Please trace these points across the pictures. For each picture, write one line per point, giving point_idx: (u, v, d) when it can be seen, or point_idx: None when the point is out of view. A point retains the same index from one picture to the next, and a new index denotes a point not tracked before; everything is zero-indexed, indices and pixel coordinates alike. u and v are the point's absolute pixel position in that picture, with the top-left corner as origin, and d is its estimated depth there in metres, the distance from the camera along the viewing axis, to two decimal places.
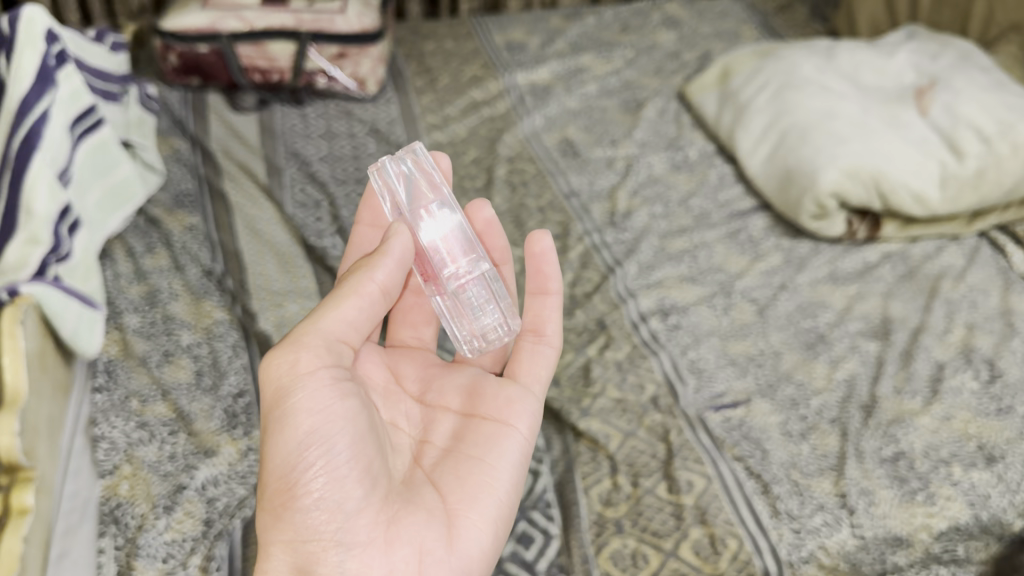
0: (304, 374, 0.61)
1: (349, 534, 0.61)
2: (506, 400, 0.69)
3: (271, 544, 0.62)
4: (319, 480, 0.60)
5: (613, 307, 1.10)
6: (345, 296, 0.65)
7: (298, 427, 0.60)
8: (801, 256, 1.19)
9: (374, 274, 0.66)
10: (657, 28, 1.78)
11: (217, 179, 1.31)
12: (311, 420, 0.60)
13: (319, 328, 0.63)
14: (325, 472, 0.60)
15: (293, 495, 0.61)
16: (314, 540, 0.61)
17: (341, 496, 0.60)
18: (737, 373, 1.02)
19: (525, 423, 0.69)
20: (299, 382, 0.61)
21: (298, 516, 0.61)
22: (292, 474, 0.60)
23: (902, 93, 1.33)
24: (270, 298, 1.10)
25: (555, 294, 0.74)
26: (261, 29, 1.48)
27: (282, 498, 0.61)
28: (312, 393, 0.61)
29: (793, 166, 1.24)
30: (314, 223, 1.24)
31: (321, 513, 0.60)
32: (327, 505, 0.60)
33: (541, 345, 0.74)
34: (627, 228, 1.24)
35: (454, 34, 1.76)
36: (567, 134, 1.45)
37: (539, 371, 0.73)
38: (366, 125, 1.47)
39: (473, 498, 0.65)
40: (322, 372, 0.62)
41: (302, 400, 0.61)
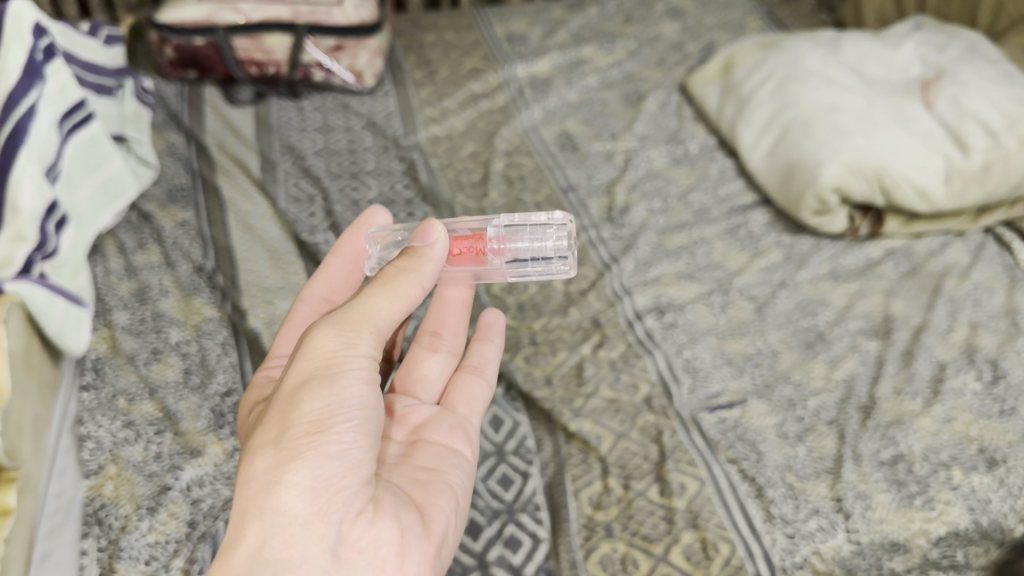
0: (354, 348, 0.61)
1: (354, 497, 0.58)
2: (449, 426, 0.73)
3: (273, 483, 0.56)
4: (344, 434, 0.58)
5: (608, 304, 1.08)
6: (395, 287, 0.64)
7: (345, 389, 0.59)
8: (802, 253, 1.17)
9: (423, 280, 0.65)
10: (660, 18, 1.75)
11: (211, 173, 1.30)
12: (350, 384, 0.59)
13: (374, 313, 0.62)
14: (351, 431, 0.58)
15: (322, 439, 0.57)
16: (322, 490, 0.57)
17: (360, 458, 0.58)
18: (733, 372, 1.00)
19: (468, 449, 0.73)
20: (351, 353, 0.60)
21: (317, 463, 0.57)
22: (328, 421, 0.58)
23: (908, 85, 1.30)
24: (261, 295, 1.09)
25: (497, 344, 0.83)
26: (258, 21, 1.46)
27: (307, 442, 0.57)
28: (361, 366, 0.61)
29: (795, 160, 1.21)
30: (307, 218, 1.23)
31: (340, 466, 0.57)
32: (347, 460, 0.58)
33: (479, 378, 0.80)
34: (625, 224, 1.22)
35: (454, 25, 1.74)
36: (566, 127, 1.43)
37: (473, 398, 0.78)
38: (363, 119, 1.46)
39: (441, 493, 0.66)
40: (367, 351, 0.61)
41: (348, 367, 0.60)
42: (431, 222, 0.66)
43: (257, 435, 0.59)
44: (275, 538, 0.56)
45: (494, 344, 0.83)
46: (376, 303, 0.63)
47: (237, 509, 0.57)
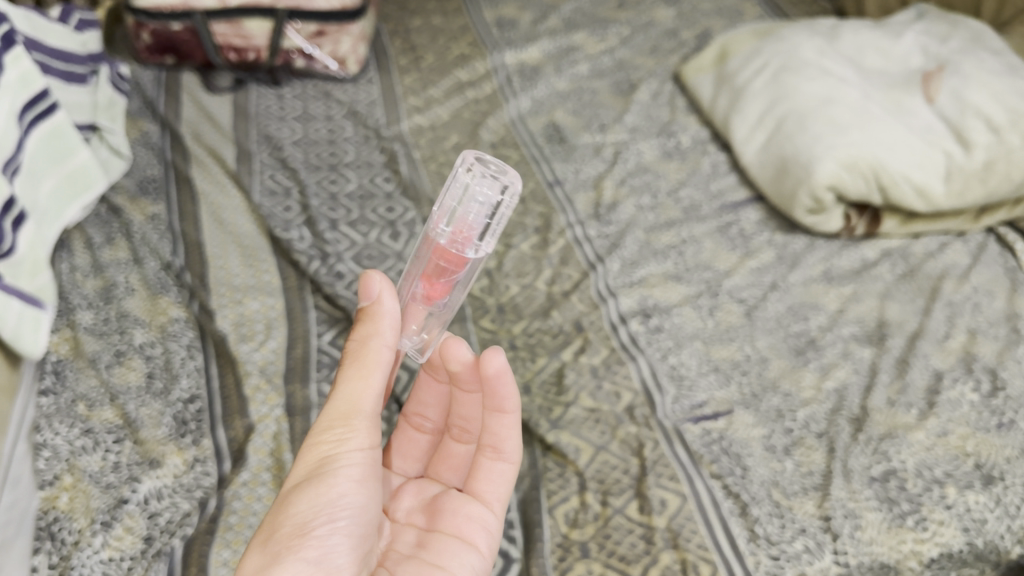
0: (346, 441, 0.60)
1: None
2: (467, 516, 0.68)
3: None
4: (327, 537, 0.57)
5: (591, 307, 1.04)
6: (372, 369, 0.60)
7: (332, 488, 0.58)
8: (795, 253, 1.12)
9: (390, 345, 0.61)
10: (655, 4, 1.69)
11: (185, 164, 1.25)
12: (337, 483, 0.59)
13: (360, 398, 0.60)
14: (334, 533, 0.57)
15: (302, 543, 0.56)
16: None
17: (341, 562, 0.57)
18: (720, 381, 0.95)
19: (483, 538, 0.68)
20: (344, 448, 0.59)
21: (298, 567, 0.55)
22: (311, 523, 0.57)
23: (908, 77, 1.25)
24: (231, 295, 1.05)
25: (511, 413, 0.67)
26: (236, 7, 1.40)
27: (290, 542, 0.56)
28: (352, 460, 0.59)
29: (789, 155, 1.16)
30: (282, 212, 1.18)
31: (317, 569, 0.56)
32: (326, 563, 0.57)
33: (498, 461, 0.70)
34: (611, 221, 1.17)
35: (442, 9, 1.68)
36: (554, 117, 1.38)
37: (498, 489, 0.70)
38: (345, 107, 1.41)
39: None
40: (360, 445, 0.60)
41: (338, 464, 0.59)
42: (366, 274, 0.60)
43: (257, 535, 0.59)
44: None
45: (510, 417, 0.68)
46: (358, 390, 0.60)
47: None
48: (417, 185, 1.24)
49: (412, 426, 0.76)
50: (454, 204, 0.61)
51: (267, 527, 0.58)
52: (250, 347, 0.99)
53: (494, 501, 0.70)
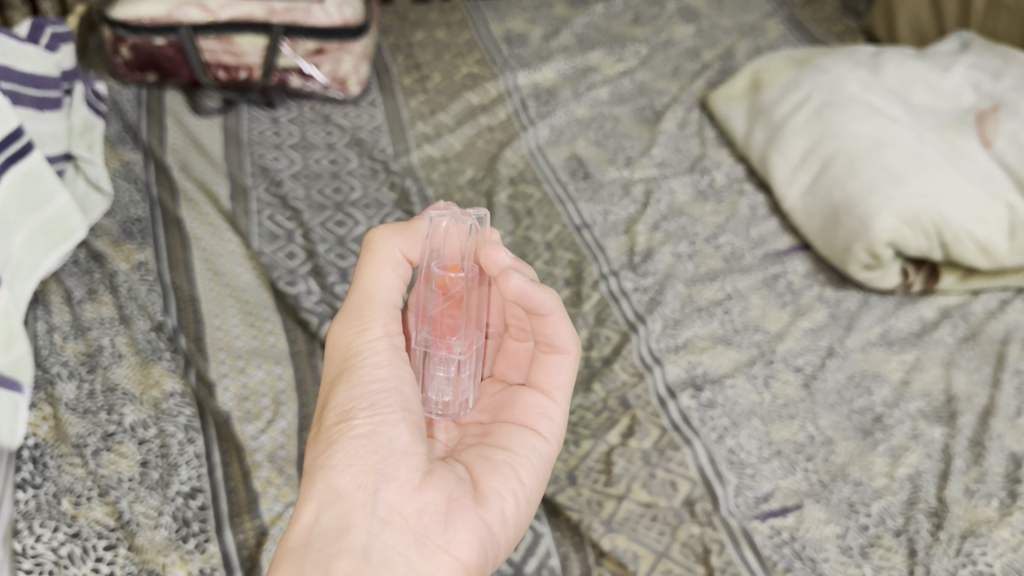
0: (370, 332, 0.61)
1: (395, 468, 0.55)
2: (526, 406, 0.65)
3: (319, 469, 0.56)
4: (372, 414, 0.57)
5: (636, 377, 0.94)
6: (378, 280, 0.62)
7: (365, 375, 0.59)
8: (849, 312, 1.04)
9: (398, 244, 0.63)
10: (672, 20, 1.60)
11: (173, 202, 1.13)
12: (369, 368, 0.59)
13: (378, 292, 0.62)
14: (379, 410, 0.57)
15: (348, 424, 0.57)
16: (359, 471, 0.55)
17: (393, 433, 0.57)
18: (784, 469, 0.86)
19: (545, 427, 0.65)
20: (368, 338, 0.60)
21: (351, 443, 0.56)
22: (354, 406, 0.57)
23: (960, 116, 1.16)
24: (232, 361, 0.94)
25: (571, 354, 0.64)
26: (226, 20, 1.29)
27: (336, 426, 0.57)
28: (379, 349, 0.60)
29: (839, 201, 1.08)
30: (285, 261, 1.06)
31: (369, 443, 0.56)
32: (376, 437, 0.56)
33: (557, 355, 0.65)
34: (648, 272, 1.08)
35: (446, 21, 1.57)
36: (576, 149, 1.28)
37: (554, 379, 0.65)
38: (347, 134, 1.29)
39: (501, 473, 0.60)
40: (381, 332, 0.61)
41: (365, 354, 0.60)
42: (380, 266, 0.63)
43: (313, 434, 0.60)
44: (326, 514, 0.55)
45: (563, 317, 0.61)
46: (371, 282, 0.62)
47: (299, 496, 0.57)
48: None
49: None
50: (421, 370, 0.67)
51: (314, 423, 0.59)
52: (257, 429, 0.88)
53: (555, 391, 0.66)
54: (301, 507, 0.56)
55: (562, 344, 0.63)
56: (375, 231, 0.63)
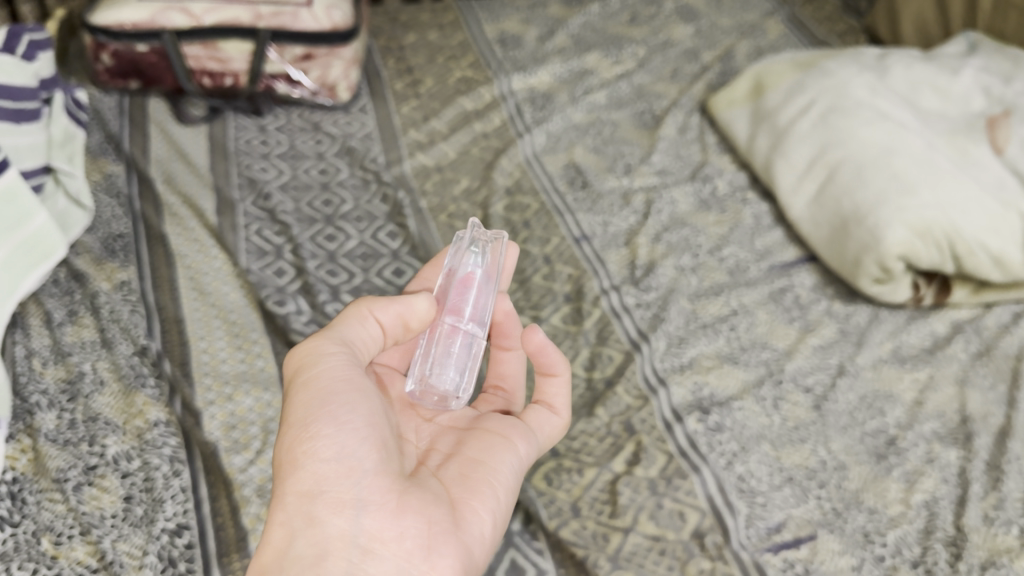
0: (328, 350, 0.61)
1: (368, 492, 0.56)
2: (510, 423, 0.68)
3: (287, 491, 0.57)
4: (337, 434, 0.57)
5: (640, 400, 0.90)
6: (361, 309, 0.64)
7: (328, 392, 0.59)
8: (859, 328, 1.01)
9: (375, 311, 0.64)
10: (670, 20, 1.56)
11: (156, 216, 1.09)
12: (328, 383, 0.59)
13: (347, 324, 0.63)
14: (343, 429, 0.57)
15: (313, 446, 0.56)
16: (332, 497, 0.56)
17: (362, 456, 0.57)
18: (796, 497, 0.83)
19: (522, 444, 0.67)
20: (325, 355, 0.60)
21: (319, 466, 0.56)
22: (314, 423, 0.57)
23: (970, 122, 1.13)
24: (219, 387, 0.90)
25: (559, 416, 0.73)
26: (211, 25, 1.24)
27: (301, 448, 0.57)
28: (337, 365, 0.60)
29: (848, 212, 1.05)
30: (274, 278, 1.02)
31: (339, 466, 0.56)
32: (347, 460, 0.56)
33: (549, 411, 0.72)
34: (651, 286, 1.04)
35: (438, 22, 1.53)
36: (574, 156, 1.24)
37: (542, 429, 0.71)
38: (337, 142, 1.25)
39: (480, 493, 0.61)
40: (336, 349, 0.61)
41: (324, 370, 0.59)
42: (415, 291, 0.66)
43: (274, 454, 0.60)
44: (299, 540, 0.55)
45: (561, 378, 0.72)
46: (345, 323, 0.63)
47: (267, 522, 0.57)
48: (426, 240, 1.09)
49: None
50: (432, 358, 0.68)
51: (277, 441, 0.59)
52: (245, 460, 0.84)
53: (539, 433, 0.70)
54: (273, 528, 0.56)
55: (557, 404, 0.73)
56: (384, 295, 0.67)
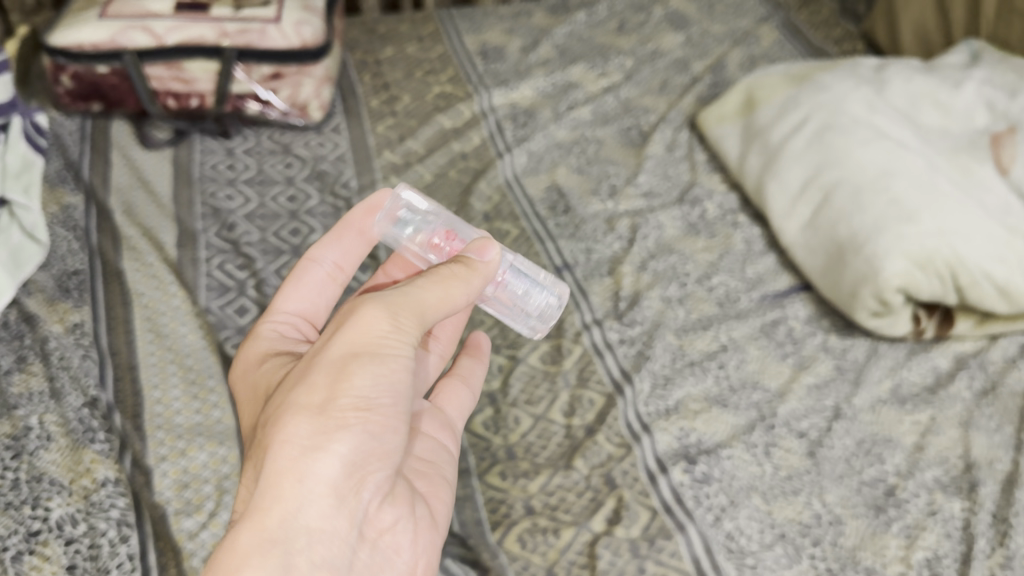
0: (407, 331, 0.57)
1: (381, 481, 0.56)
2: (438, 424, 0.72)
3: (312, 451, 0.53)
4: (387, 421, 0.56)
5: (623, 448, 0.85)
6: (447, 281, 0.60)
7: (393, 376, 0.56)
8: (856, 364, 0.95)
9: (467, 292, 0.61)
10: (659, 28, 1.50)
11: (114, 251, 1.04)
12: (398, 365, 0.56)
13: (431, 297, 0.59)
14: (394, 419, 0.56)
15: (365, 422, 0.54)
16: (358, 475, 0.54)
17: (395, 448, 0.57)
18: (788, 557, 0.77)
19: (451, 444, 0.72)
20: (402, 337, 0.57)
21: (361, 442, 0.54)
22: (377, 406, 0.55)
23: (974, 138, 1.07)
24: (173, 441, 0.85)
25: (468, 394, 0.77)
26: (174, 45, 1.18)
27: (354, 416, 0.54)
28: (407, 351, 0.57)
29: (845, 238, 0.99)
30: (235, 317, 0.97)
31: (376, 451, 0.55)
32: (384, 448, 0.56)
33: (464, 389, 0.77)
34: (635, 321, 0.99)
35: (417, 34, 1.47)
36: (556, 178, 1.19)
37: (457, 409, 0.76)
38: (307, 166, 1.20)
39: (433, 490, 0.66)
40: (415, 335, 0.58)
41: (395, 351, 0.56)
42: (488, 242, 0.64)
43: (293, 395, 0.54)
44: (312, 506, 0.52)
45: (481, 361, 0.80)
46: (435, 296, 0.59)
47: (269, 472, 0.52)
48: None
49: (310, 261, 0.74)
50: (519, 284, 0.72)
51: (315, 391, 0.54)
52: (197, 523, 0.79)
53: (455, 420, 0.75)
54: (282, 480, 0.52)
55: (473, 386, 0.78)
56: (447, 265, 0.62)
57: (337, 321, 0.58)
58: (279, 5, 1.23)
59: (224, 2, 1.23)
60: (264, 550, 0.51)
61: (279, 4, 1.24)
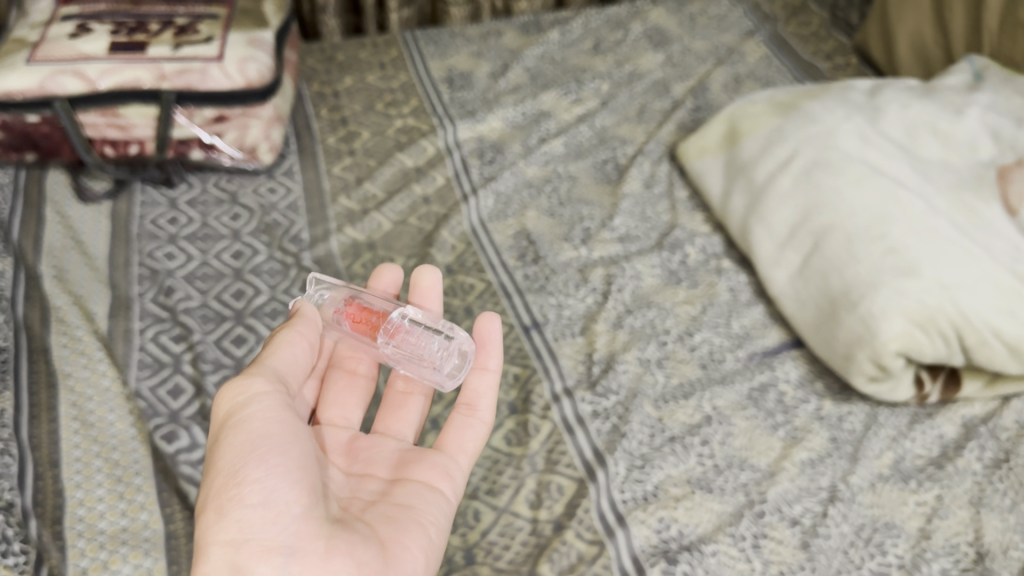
0: (256, 392, 0.61)
1: (293, 537, 0.56)
2: (431, 466, 0.69)
3: (211, 546, 0.57)
4: (265, 477, 0.57)
5: (594, 546, 0.76)
6: (275, 344, 0.67)
7: (252, 430, 0.60)
8: (853, 436, 0.86)
9: (297, 333, 0.69)
10: (638, 46, 1.40)
11: (41, 325, 0.95)
12: (260, 425, 0.60)
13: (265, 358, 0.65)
14: (270, 471, 0.58)
15: (240, 490, 0.57)
16: (258, 544, 0.56)
17: (289, 498, 0.57)
18: None
19: (450, 486, 0.69)
20: (252, 399, 0.61)
21: (247, 512, 0.56)
22: (244, 467, 0.58)
23: (978, 173, 0.97)
24: (94, 551, 0.76)
25: (482, 422, 0.74)
26: (107, 90, 1.09)
27: (228, 496, 0.57)
28: (265, 407, 0.61)
29: (837, 293, 0.90)
30: (170, 400, 0.89)
31: (265, 512, 0.56)
32: (274, 505, 0.57)
33: (472, 420, 0.74)
34: (610, 389, 0.89)
35: (379, 60, 1.37)
36: (525, 223, 1.10)
37: (465, 444, 0.73)
38: (255, 217, 1.11)
39: (409, 530, 0.62)
40: (267, 387, 0.62)
41: (249, 409, 0.61)
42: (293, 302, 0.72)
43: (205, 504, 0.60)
44: None
45: (489, 372, 0.75)
46: (270, 359, 0.66)
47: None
48: None
49: None
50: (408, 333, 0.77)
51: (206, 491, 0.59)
52: None
53: (461, 456, 0.72)
54: None
55: (484, 412, 0.74)
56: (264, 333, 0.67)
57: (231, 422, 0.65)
58: (222, 41, 1.15)
59: (162, 41, 1.14)
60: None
61: (222, 40, 1.15)
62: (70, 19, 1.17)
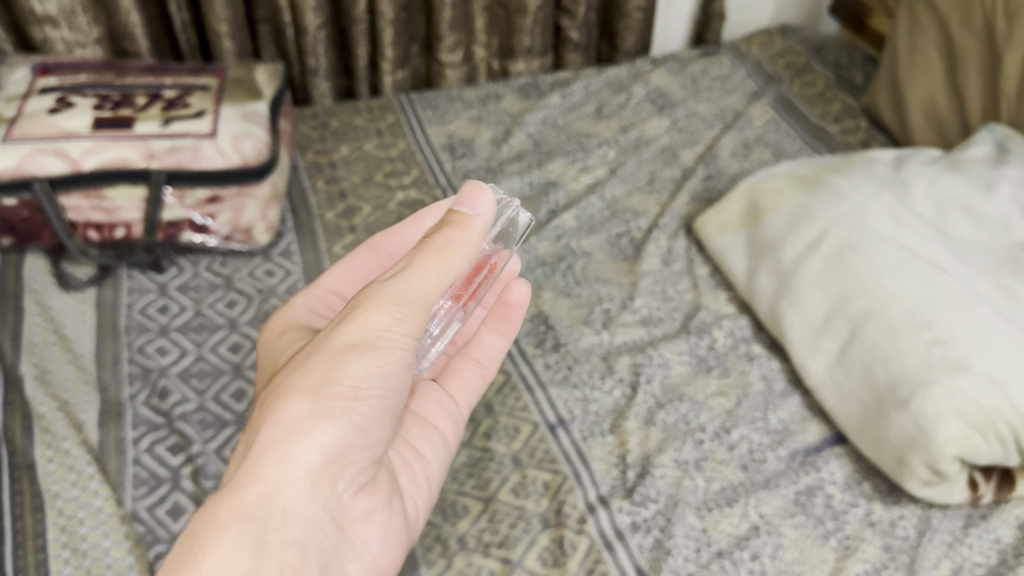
0: (408, 329, 0.56)
1: (359, 469, 0.56)
2: (445, 411, 0.73)
3: (297, 435, 0.53)
4: (370, 410, 0.56)
5: None
6: (444, 258, 0.57)
7: (383, 366, 0.56)
8: (908, 544, 0.81)
9: (466, 256, 0.58)
10: (641, 110, 1.36)
11: (24, 436, 0.87)
12: (394, 361, 0.56)
13: (431, 285, 0.57)
14: (376, 407, 0.56)
15: (351, 410, 0.54)
16: (335, 460, 0.54)
17: (375, 435, 0.57)
18: None
19: (449, 432, 0.72)
20: (400, 333, 0.56)
21: (343, 432, 0.54)
22: (364, 392, 0.55)
23: (1017, 255, 0.93)
24: None
25: (483, 374, 0.78)
26: (91, 169, 1.01)
27: (341, 406, 0.54)
28: (405, 344, 0.57)
29: (883, 388, 0.86)
30: (171, 521, 0.81)
31: (355, 437, 0.55)
32: (363, 435, 0.56)
33: (475, 372, 0.78)
34: (649, 496, 0.83)
35: (375, 127, 1.31)
36: (541, 306, 1.04)
37: (467, 392, 0.77)
38: (253, 303, 1.04)
39: (415, 482, 0.66)
40: (414, 333, 0.57)
41: (391, 342, 0.56)
42: (483, 188, 0.58)
43: (288, 377, 0.55)
44: (288, 488, 0.53)
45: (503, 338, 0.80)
46: (431, 282, 0.56)
47: (253, 451, 0.53)
48: None
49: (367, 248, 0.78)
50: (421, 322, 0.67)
51: (313, 377, 0.54)
52: None
53: (462, 402, 0.75)
54: (259, 459, 0.52)
55: (490, 364, 0.79)
56: (438, 238, 0.57)
57: (343, 310, 0.58)
58: (215, 115, 1.09)
59: (150, 116, 1.07)
60: (240, 526, 0.50)
61: (215, 114, 1.09)
62: (48, 92, 1.09)
